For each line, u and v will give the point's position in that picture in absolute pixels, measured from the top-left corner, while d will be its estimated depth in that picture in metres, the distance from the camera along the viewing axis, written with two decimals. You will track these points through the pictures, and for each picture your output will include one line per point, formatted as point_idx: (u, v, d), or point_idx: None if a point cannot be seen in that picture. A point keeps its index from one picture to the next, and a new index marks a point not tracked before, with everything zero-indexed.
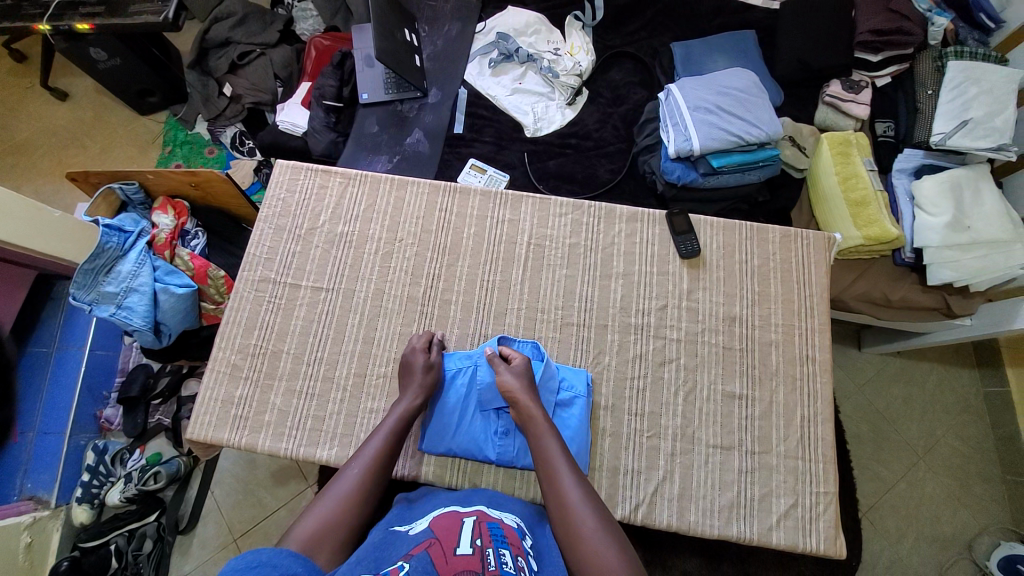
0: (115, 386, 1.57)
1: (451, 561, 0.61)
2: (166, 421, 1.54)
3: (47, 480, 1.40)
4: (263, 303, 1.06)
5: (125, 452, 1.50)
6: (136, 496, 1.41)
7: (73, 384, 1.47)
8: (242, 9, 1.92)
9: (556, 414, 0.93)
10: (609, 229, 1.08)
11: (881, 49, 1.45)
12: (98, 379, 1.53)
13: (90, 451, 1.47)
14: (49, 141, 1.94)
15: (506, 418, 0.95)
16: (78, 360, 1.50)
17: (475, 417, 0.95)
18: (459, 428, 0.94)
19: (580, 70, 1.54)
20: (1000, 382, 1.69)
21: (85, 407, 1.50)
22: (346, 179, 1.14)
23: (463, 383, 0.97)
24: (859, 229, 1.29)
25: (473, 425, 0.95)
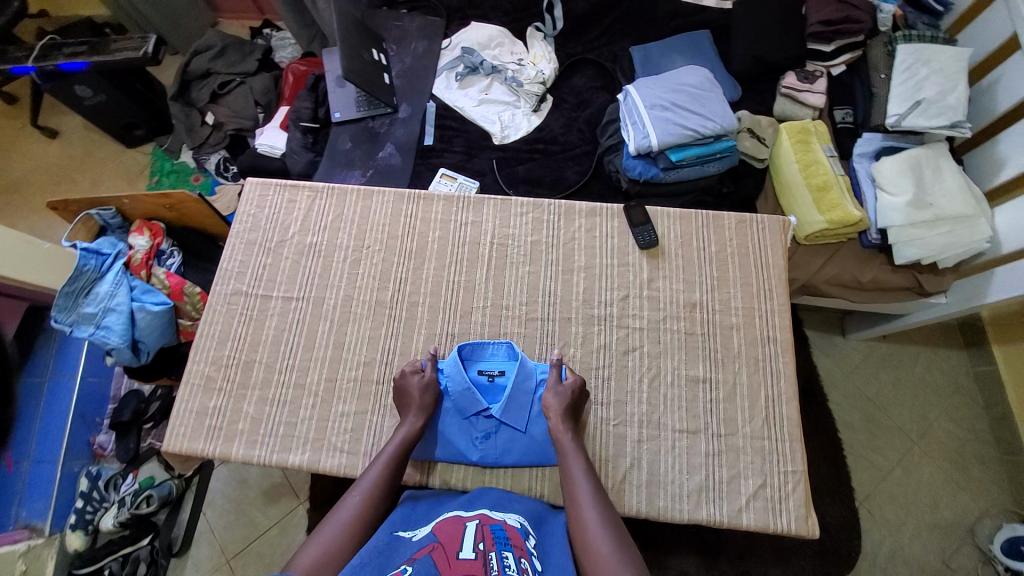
0: (108, 413, 1.57)
1: (454, 564, 0.62)
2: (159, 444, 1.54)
3: (42, 509, 1.41)
4: (236, 315, 1.10)
5: (120, 478, 1.48)
6: (129, 520, 1.38)
7: (65, 411, 1.50)
8: (220, 41, 2.04)
9: (532, 413, 0.95)
10: (570, 225, 1.10)
11: (833, 38, 1.49)
12: (89, 407, 1.54)
13: (84, 477, 1.46)
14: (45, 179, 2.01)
15: (484, 422, 0.95)
16: (70, 388, 1.52)
17: (457, 427, 0.96)
18: (441, 427, 0.96)
19: (543, 78, 1.60)
20: (987, 360, 1.75)
21: (78, 434, 1.50)
22: (314, 192, 1.17)
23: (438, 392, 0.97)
24: (823, 214, 1.32)
25: (448, 426, 0.96)
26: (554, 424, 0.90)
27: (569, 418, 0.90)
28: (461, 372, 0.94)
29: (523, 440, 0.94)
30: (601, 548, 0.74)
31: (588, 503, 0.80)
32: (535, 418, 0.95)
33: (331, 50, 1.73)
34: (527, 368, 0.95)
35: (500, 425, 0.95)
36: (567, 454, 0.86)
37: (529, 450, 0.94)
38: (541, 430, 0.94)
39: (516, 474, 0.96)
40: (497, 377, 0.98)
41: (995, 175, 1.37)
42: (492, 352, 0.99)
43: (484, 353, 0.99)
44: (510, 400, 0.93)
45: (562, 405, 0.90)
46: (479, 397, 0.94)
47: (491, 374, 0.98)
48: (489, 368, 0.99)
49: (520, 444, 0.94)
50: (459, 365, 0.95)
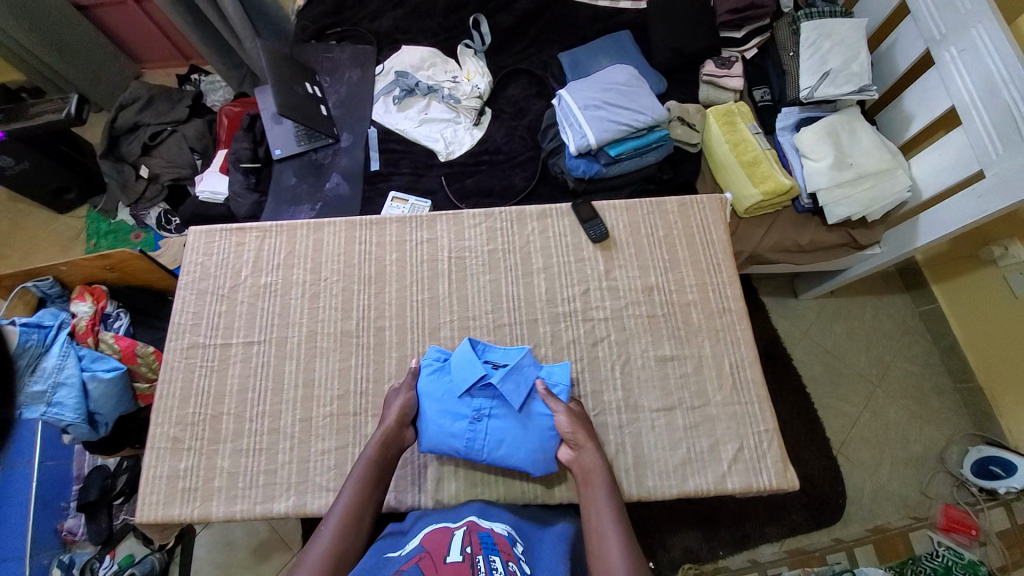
0: (74, 495, 1.47)
1: (441, 569, 0.65)
2: (133, 519, 1.45)
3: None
4: (196, 369, 1.06)
5: (95, 561, 1.39)
6: None
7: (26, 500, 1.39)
8: (147, 92, 2.09)
9: (529, 397, 0.93)
10: (523, 230, 1.13)
11: (742, 25, 1.61)
12: (51, 492, 1.44)
13: (56, 568, 1.37)
14: None
15: (479, 400, 0.92)
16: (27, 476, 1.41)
17: (449, 402, 0.92)
18: (431, 409, 0.92)
19: (479, 92, 1.63)
20: (930, 299, 1.90)
21: (42, 524, 1.40)
22: (262, 232, 1.15)
23: (437, 372, 0.95)
24: (756, 186, 1.42)
25: (444, 411, 0.92)
26: (580, 445, 0.89)
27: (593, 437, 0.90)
28: (469, 350, 0.94)
29: (513, 436, 0.90)
30: None
31: (615, 545, 0.75)
32: (532, 403, 0.92)
33: (263, 89, 1.72)
34: (526, 362, 0.94)
35: (495, 404, 0.92)
36: (593, 481, 0.85)
37: (517, 448, 0.90)
38: (537, 426, 0.91)
39: (508, 481, 0.97)
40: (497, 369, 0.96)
41: (904, 130, 1.48)
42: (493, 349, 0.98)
43: (493, 347, 0.98)
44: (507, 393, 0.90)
45: (574, 425, 0.90)
46: (479, 368, 0.91)
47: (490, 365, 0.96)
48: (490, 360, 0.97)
49: (515, 428, 0.91)
50: (468, 357, 0.94)
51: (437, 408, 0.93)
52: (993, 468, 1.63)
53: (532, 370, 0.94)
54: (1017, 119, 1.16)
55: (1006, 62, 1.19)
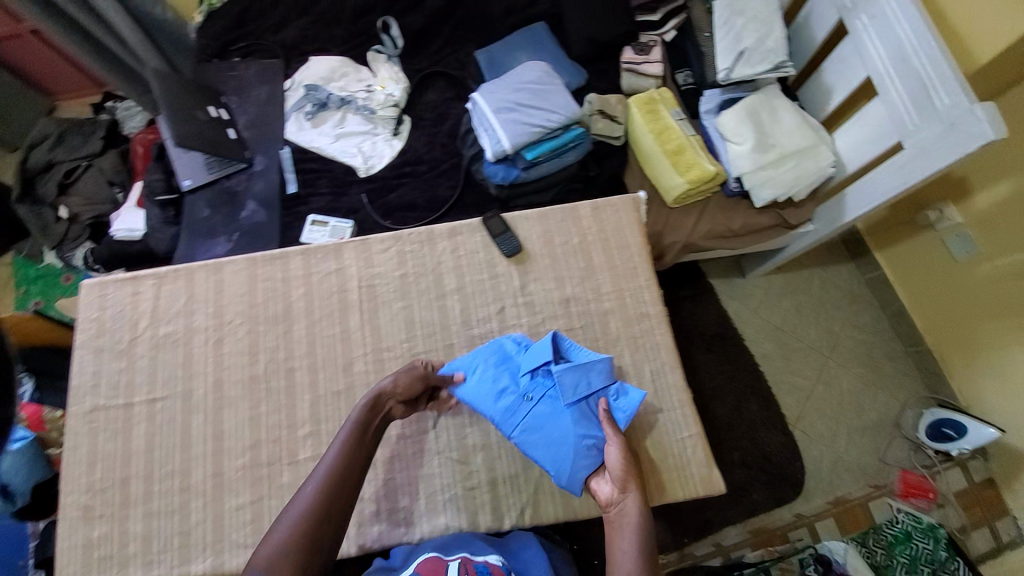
0: (31, 551, 1.26)
1: None
2: None
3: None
4: (101, 433, 1.00)
5: None
6: None
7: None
8: (56, 128, 1.99)
9: (586, 406, 0.90)
10: (434, 250, 1.08)
11: (657, 7, 1.58)
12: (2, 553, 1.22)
13: None
14: None
15: (529, 385, 0.91)
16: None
17: (501, 375, 0.92)
18: (473, 377, 0.92)
19: (394, 100, 1.57)
20: (874, 266, 1.90)
21: None
22: (158, 278, 1.08)
23: (503, 349, 0.95)
24: (682, 175, 1.39)
25: (496, 379, 0.91)
26: (620, 483, 0.81)
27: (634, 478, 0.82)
28: (546, 343, 0.93)
29: (551, 433, 0.87)
30: None
31: None
32: (584, 415, 0.88)
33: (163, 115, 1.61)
34: (603, 365, 0.92)
35: (543, 397, 0.90)
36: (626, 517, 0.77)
37: (550, 445, 0.86)
38: (581, 432, 0.86)
39: (432, 516, 0.91)
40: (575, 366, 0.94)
41: (826, 103, 1.46)
42: (571, 346, 0.97)
43: (573, 345, 0.96)
44: (564, 378, 0.89)
45: (620, 461, 0.83)
46: (546, 354, 0.91)
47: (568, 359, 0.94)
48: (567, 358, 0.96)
49: (554, 427, 0.87)
50: (552, 344, 0.93)
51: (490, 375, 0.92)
52: (946, 429, 1.64)
53: (607, 373, 0.92)
54: (929, 88, 1.13)
55: (915, 30, 1.15)
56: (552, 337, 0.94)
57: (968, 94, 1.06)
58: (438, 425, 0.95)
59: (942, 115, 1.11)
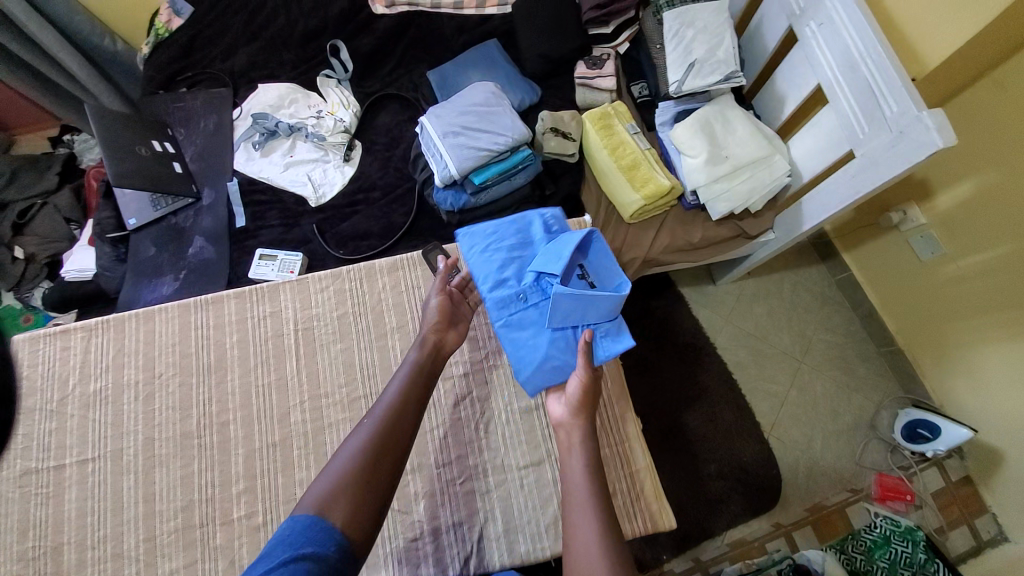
0: None
1: None
2: None
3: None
4: (31, 498, 0.95)
5: None
6: None
7: None
8: (8, 166, 1.92)
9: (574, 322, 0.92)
10: (374, 287, 1.05)
11: (609, 20, 1.51)
12: None
13: None
14: None
15: (534, 284, 0.95)
16: None
17: (507, 267, 0.97)
18: (478, 258, 0.99)
19: (344, 125, 1.53)
20: (843, 267, 1.89)
21: None
22: (89, 330, 1.04)
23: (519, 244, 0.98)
24: (637, 191, 1.36)
25: (502, 268, 0.97)
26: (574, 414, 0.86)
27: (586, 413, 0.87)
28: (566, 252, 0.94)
29: (528, 332, 0.94)
30: (584, 549, 0.70)
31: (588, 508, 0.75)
32: (566, 334, 0.93)
33: None
34: (608, 304, 0.90)
35: (539, 299, 0.95)
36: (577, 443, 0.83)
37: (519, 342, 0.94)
38: (555, 344, 0.92)
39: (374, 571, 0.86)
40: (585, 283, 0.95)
41: (780, 111, 1.44)
42: (596, 257, 0.97)
43: (594, 258, 0.97)
44: (559, 302, 0.89)
45: (581, 395, 0.86)
46: (563, 258, 0.93)
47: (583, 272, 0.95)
48: (586, 266, 0.97)
49: (533, 325, 0.94)
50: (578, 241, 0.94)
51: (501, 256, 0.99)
52: (921, 430, 1.62)
53: (608, 308, 0.91)
54: (877, 96, 1.09)
55: (861, 36, 1.10)
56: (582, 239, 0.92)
57: (915, 102, 1.01)
58: (426, 449, 0.94)
59: (891, 123, 1.07)
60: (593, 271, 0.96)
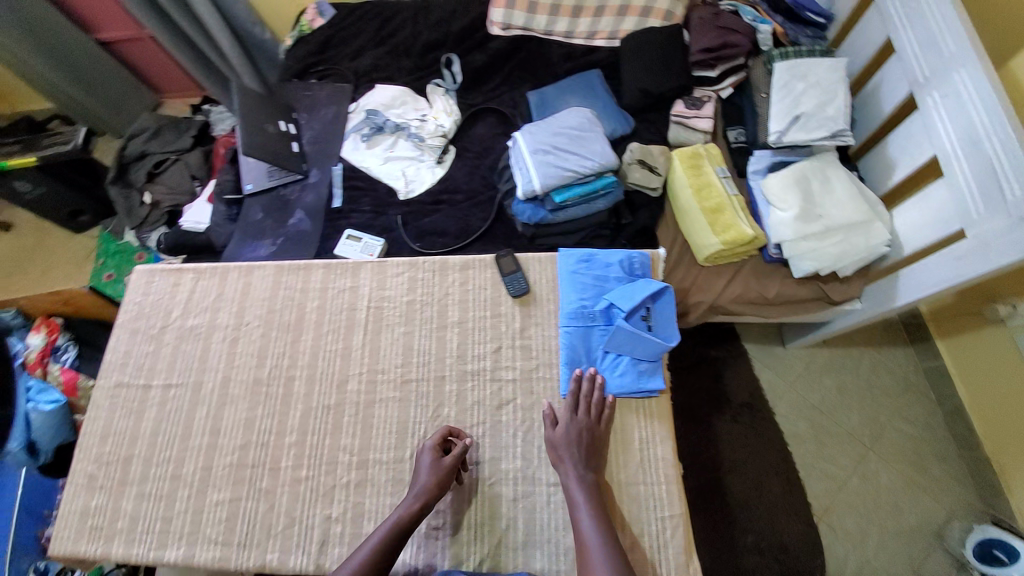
0: (58, 501, 1.34)
1: None
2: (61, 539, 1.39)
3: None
4: (118, 408, 1.08)
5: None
6: None
7: (10, 507, 1.27)
8: (156, 124, 2.28)
9: (626, 354, 0.97)
10: (444, 280, 1.11)
11: (716, 64, 1.54)
12: (37, 499, 1.31)
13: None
14: (9, 276, 2.31)
15: (603, 309, 1.00)
16: (16, 481, 1.29)
17: (585, 288, 1.03)
18: (566, 271, 1.05)
19: (443, 131, 1.65)
20: (933, 355, 1.72)
21: (24, 531, 1.27)
22: (199, 273, 1.18)
23: (600, 272, 1.04)
24: (717, 236, 1.33)
25: (581, 285, 1.03)
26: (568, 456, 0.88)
27: (583, 454, 0.88)
28: (640, 293, 0.99)
29: (584, 346, 0.99)
30: None
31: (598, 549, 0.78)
32: (617, 359, 0.97)
33: None
34: (656, 349, 0.95)
35: (604, 324, 1.00)
36: (574, 491, 0.85)
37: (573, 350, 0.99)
38: (605, 367, 0.97)
39: None
40: (644, 325, 0.99)
41: (888, 177, 1.36)
42: (661, 308, 1.00)
43: (663, 307, 1.00)
44: (617, 333, 0.96)
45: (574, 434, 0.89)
46: (636, 297, 0.98)
47: (647, 316, 0.99)
48: (651, 311, 1.01)
49: (591, 343, 0.99)
50: (651, 290, 0.99)
51: (585, 279, 1.03)
52: (998, 551, 1.41)
53: (654, 353, 0.96)
54: (998, 175, 1.01)
55: (988, 111, 1.03)
56: (656, 290, 0.98)
57: None
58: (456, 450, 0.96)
59: (1011, 207, 0.98)
60: (659, 317, 1.00)
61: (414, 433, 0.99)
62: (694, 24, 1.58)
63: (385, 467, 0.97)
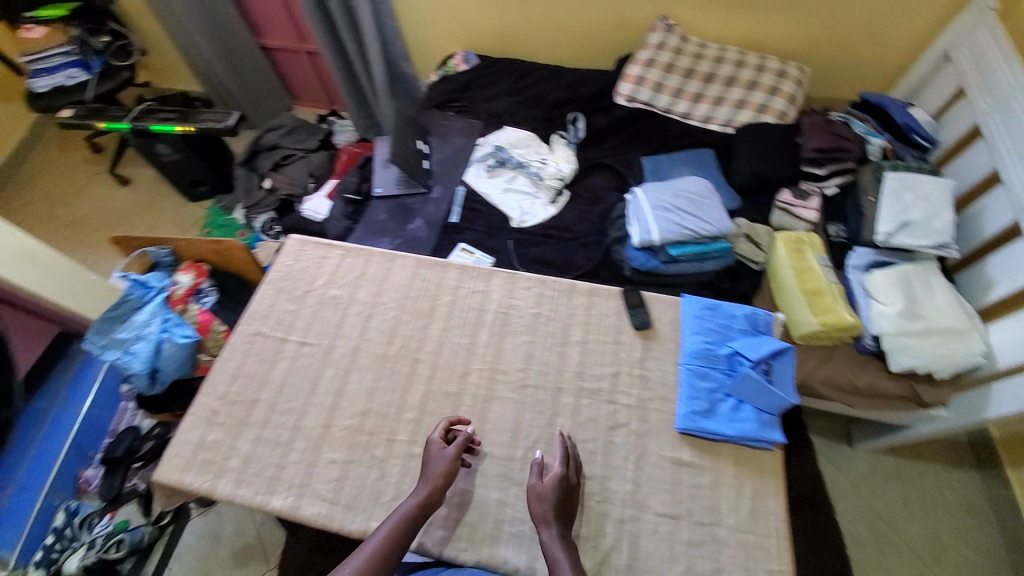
0: (100, 447, 1.79)
1: None
2: (139, 487, 1.70)
3: (10, 541, 1.55)
4: (251, 354, 1.16)
5: (93, 518, 1.64)
6: (93, 564, 1.52)
7: (65, 442, 1.72)
8: (292, 123, 2.53)
9: (747, 402, 1.01)
10: (570, 301, 1.19)
11: (825, 163, 1.69)
12: (87, 439, 1.77)
13: (61, 511, 1.63)
14: (117, 225, 2.50)
15: (727, 356, 1.06)
16: (75, 418, 1.76)
17: (709, 334, 1.09)
18: (692, 315, 1.12)
19: (561, 175, 1.82)
20: (1003, 483, 1.66)
21: (69, 466, 1.71)
22: (346, 252, 1.30)
23: (724, 322, 1.11)
24: (816, 317, 1.39)
25: (706, 330, 1.09)
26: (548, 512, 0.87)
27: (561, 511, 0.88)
28: (765, 347, 1.04)
29: (705, 387, 1.03)
30: None
31: None
32: (737, 405, 1.01)
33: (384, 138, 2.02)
34: (779, 402, 0.99)
35: (726, 370, 1.05)
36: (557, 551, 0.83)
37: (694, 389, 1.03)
38: (725, 410, 1.01)
39: (493, 544, 0.92)
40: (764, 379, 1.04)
41: (986, 294, 1.42)
42: (783, 366, 1.05)
43: (785, 365, 1.04)
44: (743, 380, 1.00)
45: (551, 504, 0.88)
46: (761, 351, 1.03)
47: (768, 370, 1.04)
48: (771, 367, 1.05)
49: (712, 385, 1.04)
50: (776, 347, 1.04)
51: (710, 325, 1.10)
52: None
53: (775, 406, 1.00)
54: None
55: None
56: (778, 348, 1.03)
57: None
58: (564, 461, 0.99)
59: None
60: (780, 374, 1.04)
61: (527, 436, 1.02)
62: (806, 127, 1.75)
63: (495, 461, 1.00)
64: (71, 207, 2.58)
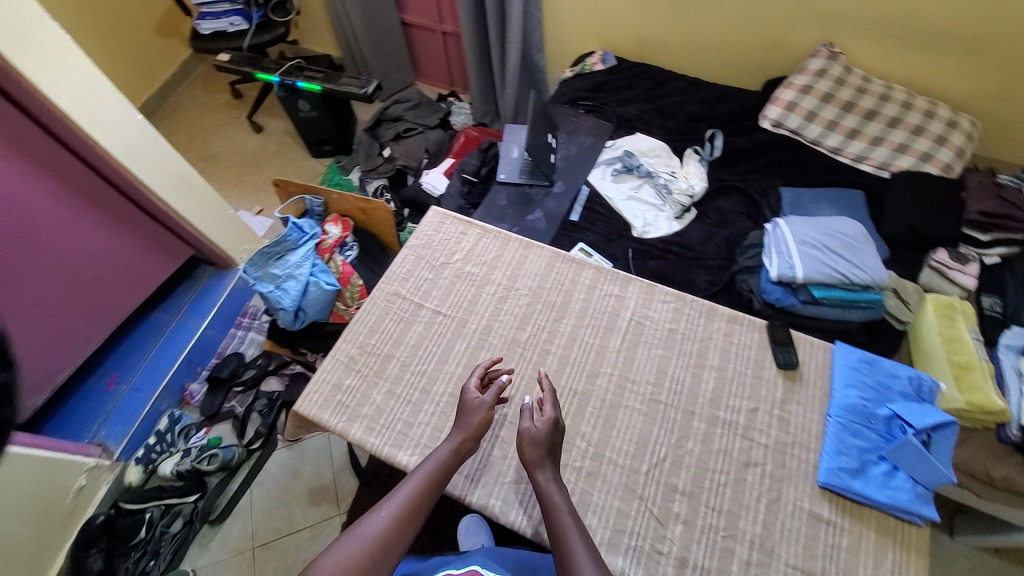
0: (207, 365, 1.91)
1: None
2: (236, 409, 1.84)
3: (119, 433, 1.64)
4: (389, 313, 1.21)
5: (192, 428, 1.80)
6: (186, 472, 1.65)
7: (178, 354, 1.81)
8: (417, 98, 2.62)
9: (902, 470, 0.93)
10: (709, 325, 1.15)
11: (991, 229, 1.53)
12: (198, 356, 1.88)
13: (167, 417, 1.77)
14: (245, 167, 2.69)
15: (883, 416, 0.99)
16: (190, 333, 1.85)
17: (864, 388, 1.02)
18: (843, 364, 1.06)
19: (692, 192, 1.75)
20: None
21: (180, 377, 1.82)
22: (483, 232, 1.32)
23: (879, 379, 1.03)
24: (962, 392, 1.26)
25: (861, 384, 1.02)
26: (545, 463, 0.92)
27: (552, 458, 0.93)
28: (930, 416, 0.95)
29: (854, 443, 0.97)
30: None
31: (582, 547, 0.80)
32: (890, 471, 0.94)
33: (515, 125, 2.03)
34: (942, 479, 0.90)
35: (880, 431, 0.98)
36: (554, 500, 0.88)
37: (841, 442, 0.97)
38: (875, 473, 0.94)
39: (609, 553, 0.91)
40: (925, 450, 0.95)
41: None
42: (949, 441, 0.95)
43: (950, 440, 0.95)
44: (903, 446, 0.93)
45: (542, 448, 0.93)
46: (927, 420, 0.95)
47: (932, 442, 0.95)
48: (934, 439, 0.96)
49: (862, 443, 0.97)
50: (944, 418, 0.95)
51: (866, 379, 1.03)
52: None
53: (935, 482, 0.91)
54: None
55: None
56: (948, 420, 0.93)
57: None
58: (690, 486, 0.96)
59: None
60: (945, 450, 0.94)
61: (653, 451, 1.00)
62: (972, 185, 1.60)
63: (619, 469, 0.99)
64: (209, 143, 2.80)
